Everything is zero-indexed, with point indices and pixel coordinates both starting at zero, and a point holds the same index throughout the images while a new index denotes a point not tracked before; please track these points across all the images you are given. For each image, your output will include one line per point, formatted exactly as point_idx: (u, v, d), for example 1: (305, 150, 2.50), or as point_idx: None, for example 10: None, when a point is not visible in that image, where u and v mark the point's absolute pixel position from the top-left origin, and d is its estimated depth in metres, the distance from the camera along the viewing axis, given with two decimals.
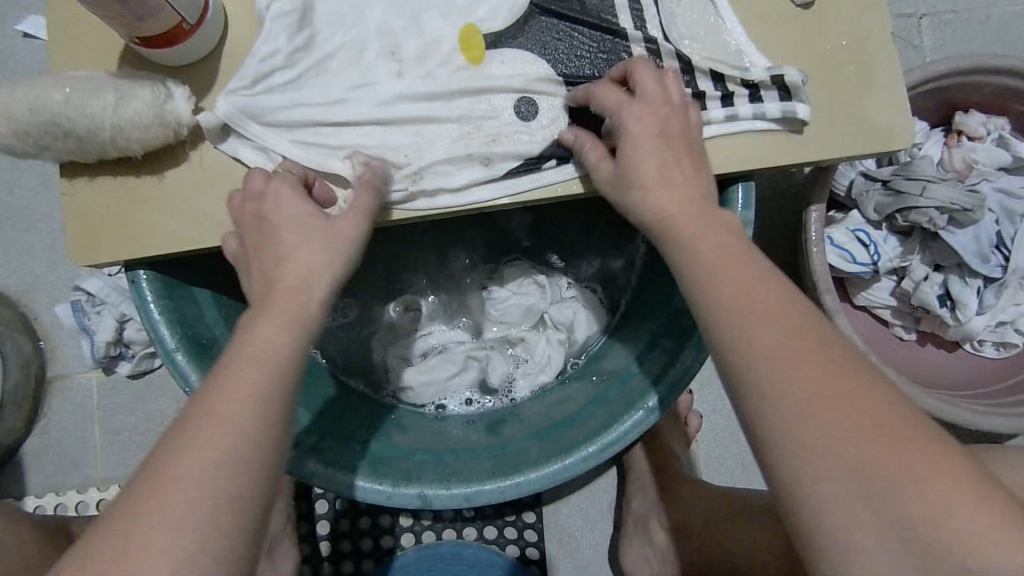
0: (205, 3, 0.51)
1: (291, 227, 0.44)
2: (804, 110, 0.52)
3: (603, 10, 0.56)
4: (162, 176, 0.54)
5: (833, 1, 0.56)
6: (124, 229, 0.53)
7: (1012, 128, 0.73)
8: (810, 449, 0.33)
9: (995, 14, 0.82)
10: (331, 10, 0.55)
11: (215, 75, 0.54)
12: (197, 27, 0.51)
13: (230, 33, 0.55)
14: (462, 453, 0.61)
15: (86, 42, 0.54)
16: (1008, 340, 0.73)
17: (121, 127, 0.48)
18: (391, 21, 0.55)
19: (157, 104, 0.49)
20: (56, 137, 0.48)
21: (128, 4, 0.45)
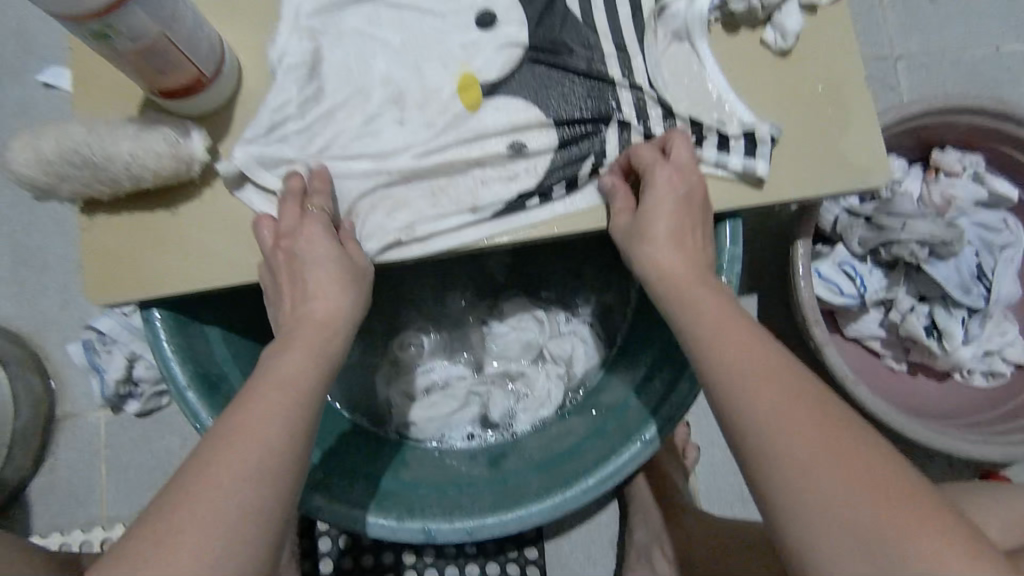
0: (221, 56, 0.55)
1: (330, 278, 0.48)
2: (763, 167, 0.56)
3: (593, 59, 0.59)
4: (178, 218, 0.56)
5: (808, 51, 0.59)
6: (139, 270, 0.56)
7: (987, 164, 0.76)
8: (810, 467, 0.35)
9: (966, 57, 0.87)
10: (340, 63, 0.58)
11: (228, 124, 0.57)
12: (214, 79, 0.54)
13: (244, 84, 0.58)
14: (464, 487, 0.62)
15: (108, 95, 0.58)
16: (996, 369, 0.75)
17: (136, 155, 0.51)
18: (395, 71, 0.59)
19: (173, 139, 0.53)
20: (73, 168, 0.51)
21: (151, 59, 0.48)
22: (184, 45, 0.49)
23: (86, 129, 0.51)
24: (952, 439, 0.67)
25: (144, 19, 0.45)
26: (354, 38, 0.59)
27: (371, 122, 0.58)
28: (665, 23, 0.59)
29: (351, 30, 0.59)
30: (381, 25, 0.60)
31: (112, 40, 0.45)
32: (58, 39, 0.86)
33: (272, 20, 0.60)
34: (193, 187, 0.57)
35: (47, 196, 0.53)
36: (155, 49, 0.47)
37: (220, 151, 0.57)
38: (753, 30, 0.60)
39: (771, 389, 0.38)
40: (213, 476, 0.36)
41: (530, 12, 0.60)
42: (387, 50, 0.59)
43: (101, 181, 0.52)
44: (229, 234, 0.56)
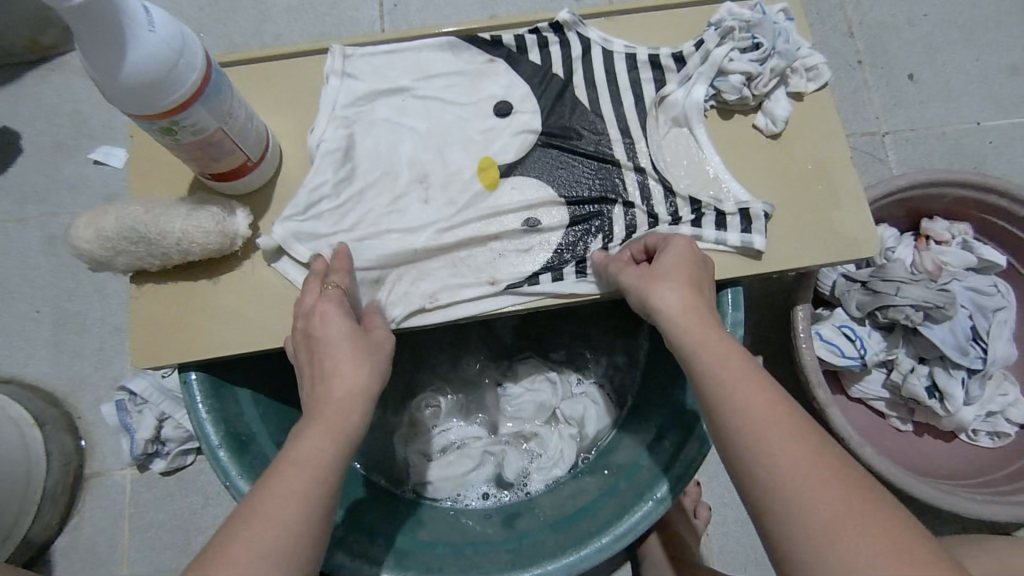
0: (266, 144, 0.61)
1: (346, 353, 0.49)
2: (760, 242, 0.60)
3: (600, 143, 0.65)
4: (219, 287, 0.61)
5: (798, 133, 0.65)
6: (181, 336, 0.60)
7: (975, 231, 0.80)
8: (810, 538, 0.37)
9: (950, 131, 0.93)
10: (370, 147, 0.65)
11: (268, 202, 0.63)
12: (258, 163, 0.60)
13: (284, 166, 0.64)
14: (480, 547, 0.64)
15: (161, 176, 0.64)
16: (1000, 429, 0.76)
17: (187, 232, 0.56)
18: (420, 154, 0.65)
19: (220, 217, 0.58)
20: (129, 244, 0.56)
21: (208, 148, 0.54)
22: (236, 136, 0.55)
23: (143, 209, 0.56)
24: (960, 498, 0.68)
25: (205, 116, 0.51)
26: (384, 125, 0.66)
27: (398, 201, 0.63)
28: (666, 110, 0.65)
29: (381, 117, 0.66)
30: (409, 113, 0.66)
31: (177, 134, 0.51)
32: (110, 121, 0.94)
33: (310, 110, 0.67)
34: (234, 259, 0.62)
35: (103, 268, 0.58)
36: (212, 140, 0.53)
37: (260, 227, 0.63)
38: (746, 115, 0.66)
39: (768, 452, 0.40)
40: (234, 553, 0.39)
41: (543, 102, 0.66)
42: (413, 135, 0.66)
43: (153, 255, 0.58)
44: (265, 302, 0.60)
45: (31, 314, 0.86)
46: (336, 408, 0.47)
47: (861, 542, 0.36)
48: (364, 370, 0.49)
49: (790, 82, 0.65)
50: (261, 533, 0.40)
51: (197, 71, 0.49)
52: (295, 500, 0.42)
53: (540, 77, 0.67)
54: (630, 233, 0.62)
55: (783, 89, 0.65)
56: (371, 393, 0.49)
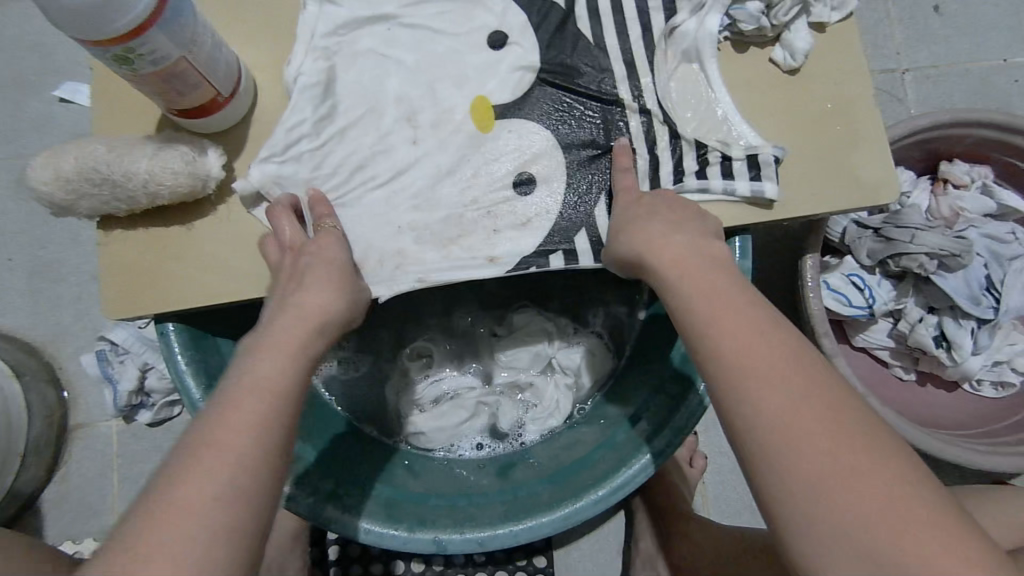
0: (238, 76, 0.56)
1: (324, 283, 0.49)
2: (772, 190, 0.56)
3: (602, 81, 0.60)
4: (193, 234, 0.57)
5: (817, 67, 0.60)
6: (153, 286, 0.56)
7: (995, 176, 0.76)
8: (779, 436, 0.37)
9: (974, 68, 0.87)
10: (353, 81, 0.59)
11: (244, 141, 0.58)
12: (230, 98, 0.55)
13: (260, 103, 0.59)
14: (474, 498, 0.63)
15: (126, 113, 0.59)
16: (1005, 378, 0.75)
17: (154, 173, 0.52)
18: (407, 90, 0.60)
19: (190, 157, 0.53)
20: (91, 186, 0.52)
21: (172, 80, 0.49)
22: (203, 67, 0.50)
23: (106, 148, 0.52)
24: (961, 449, 0.67)
25: (165, 42, 0.46)
26: (368, 57, 0.60)
27: (386, 142, 0.59)
28: (675, 43, 0.59)
29: (366, 47, 0.60)
30: (395, 42, 0.61)
31: (135, 64, 0.46)
32: (74, 54, 0.87)
33: (287, 40, 0.61)
34: (209, 204, 0.57)
35: (67, 213, 0.54)
36: (175, 71, 0.48)
37: (236, 168, 0.58)
38: (762, 48, 0.61)
39: (754, 393, 0.39)
40: (202, 457, 0.38)
41: (541, 33, 0.60)
42: (400, 69, 0.60)
43: (119, 199, 0.53)
44: (241, 253, 0.57)
45: (2, 262, 0.82)
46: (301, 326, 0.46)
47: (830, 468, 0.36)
48: (336, 292, 0.49)
49: (813, 12, 0.59)
50: (223, 473, 0.37)
51: None
52: (257, 443, 0.39)
53: (539, 5, 0.61)
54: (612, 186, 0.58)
55: (805, 19, 0.59)
56: (338, 315, 0.49)
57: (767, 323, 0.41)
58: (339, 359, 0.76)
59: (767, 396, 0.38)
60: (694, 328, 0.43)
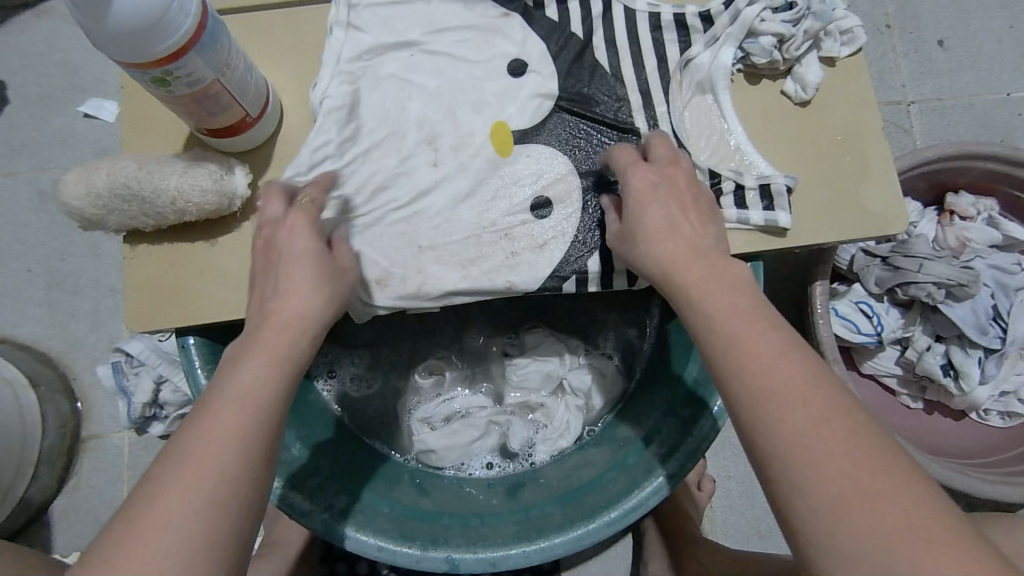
0: (266, 97, 0.57)
1: (300, 280, 0.47)
2: (785, 219, 0.58)
3: (619, 109, 0.61)
4: (218, 250, 0.58)
5: (827, 98, 0.62)
6: (176, 298, 0.57)
7: (1000, 207, 0.78)
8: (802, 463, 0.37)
9: (978, 102, 0.89)
10: (377, 102, 0.61)
11: (269, 158, 0.60)
12: (258, 118, 0.57)
13: (285, 123, 0.61)
14: (486, 518, 0.63)
15: (156, 130, 0.60)
16: (1013, 409, 0.75)
17: (183, 190, 0.53)
18: (429, 113, 0.62)
19: (217, 175, 0.55)
20: (122, 202, 0.53)
21: (205, 101, 0.51)
22: (234, 89, 0.52)
23: (137, 165, 0.53)
24: (968, 478, 0.68)
25: (202, 65, 0.48)
26: (391, 80, 0.62)
27: (408, 162, 0.60)
28: (690, 74, 0.61)
29: (389, 70, 0.62)
30: (418, 66, 0.63)
31: (171, 86, 0.48)
32: (100, 73, 0.89)
33: (313, 62, 0.63)
34: (233, 219, 0.59)
35: (93, 227, 0.55)
36: (208, 93, 0.50)
37: (261, 186, 0.60)
38: (774, 80, 0.62)
39: (780, 410, 0.39)
40: (190, 467, 0.38)
41: (560, 62, 0.62)
42: (423, 94, 0.62)
43: (147, 215, 0.55)
44: None
45: (22, 274, 0.83)
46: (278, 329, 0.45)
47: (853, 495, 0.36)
48: (312, 288, 0.47)
49: (823, 46, 0.61)
50: (202, 482, 0.37)
51: (194, 16, 0.45)
52: (233, 448, 0.39)
53: (558, 35, 0.63)
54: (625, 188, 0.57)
55: (816, 53, 0.62)
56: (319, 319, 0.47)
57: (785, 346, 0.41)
58: (351, 377, 0.77)
59: (787, 409, 0.39)
60: (720, 341, 0.43)
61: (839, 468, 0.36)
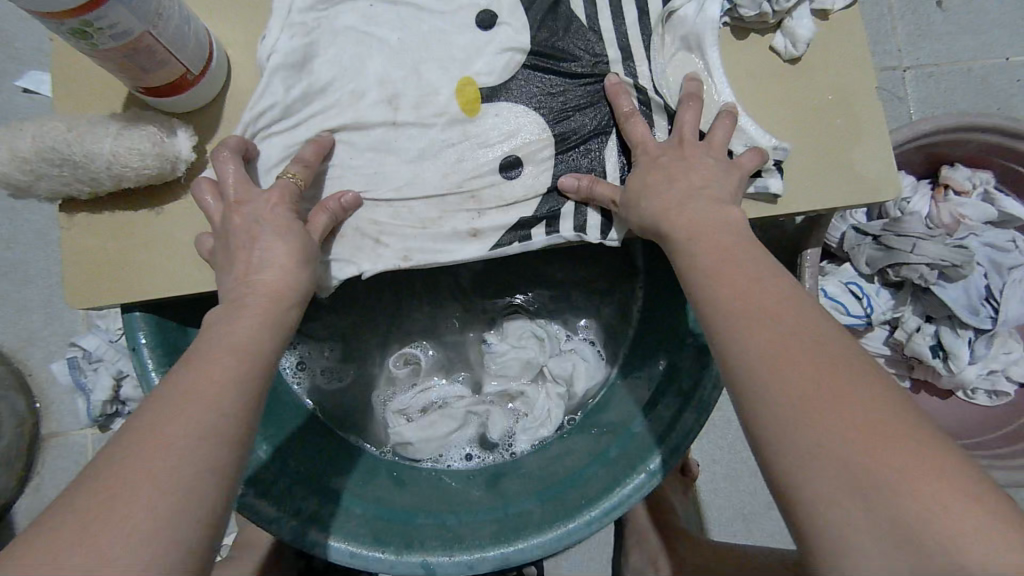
0: (209, 52, 0.52)
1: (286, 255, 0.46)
2: (776, 186, 0.54)
3: (598, 66, 0.56)
4: (161, 221, 0.54)
5: (819, 57, 0.57)
6: (119, 275, 0.53)
7: (996, 181, 0.75)
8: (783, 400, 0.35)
9: (976, 68, 0.85)
10: (332, 59, 0.56)
11: (216, 123, 0.55)
12: (201, 76, 0.52)
13: (233, 86, 0.56)
14: (463, 516, 0.61)
15: (90, 92, 0.55)
16: (1000, 387, 0.74)
17: (118, 155, 0.49)
18: (391, 71, 0.56)
19: (156, 139, 0.50)
20: (51, 167, 0.48)
21: (136, 56, 0.46)
22: (170, 43, 0.47)
23: (65, 126, 0.48)
24: None
25: (126, 15, 0.42)
26: (349, 36, 0.56)
27: (370, 138, 0.55)
28: (674, 28, 0.57)
29: (346, 25, 0.57)
30: (379, 21, 0.57)
31: (94, 39, 0.43)
32: (40, 43, 0.82)
33: (262, 26, 0.57)
34: (178, 188, 0.54)
35: (25, 195, 0.51)
36: (139, 47, 0.45)
37: (208, 153, 0.55)
38: (763, 35, 0.58)
39: (769, 357, 0.37)
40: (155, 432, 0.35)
41: (533, 13, 0.57)
42: (384, 48, 0.57)
43: (82, 181, 0.50)
44: None
45: None
46: (264, 306, 0.44)
47: (846, 430, 0.32)
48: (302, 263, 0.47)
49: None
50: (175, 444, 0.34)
51: None
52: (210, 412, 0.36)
53: None
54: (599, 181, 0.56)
55: (808, 5, 0.57)
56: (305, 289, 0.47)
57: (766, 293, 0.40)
58: (322, 369, 0.74)
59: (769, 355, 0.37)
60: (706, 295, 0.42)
61: (842, 404, 0.33)
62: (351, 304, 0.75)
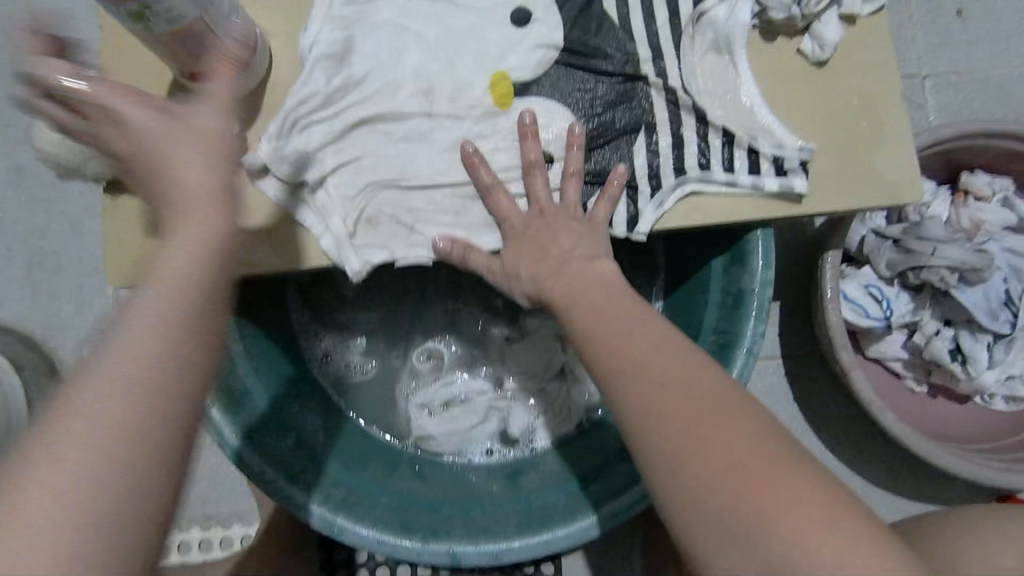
0: (254, 42, 0.54)
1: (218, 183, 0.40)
2: (801, 185, 0.56)
3: (628, 63, 0.58)
4: None
5: (845, 61, 0.59)
6: None
7: (1015, 188, 0.75)
8: (660, 447, 0.37)
9: (995, 77, 0.86)
10: (370, 52, 0.57)
11: (255, 111, 0.56)
12: (245, 63, 0.53)
13: (273, 77, 0.57)
14: (487, 507, 0.61)
15: (134, 78, 0.56)
16: (1018, 393, 0.74)
17: None
18: (427, 64, 0.58)
19: None
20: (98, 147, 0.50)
21: (186, 42, 0.47)
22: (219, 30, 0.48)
23: None
24: (976, 465, 0.67)
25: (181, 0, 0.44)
26: (386, 29, 0.58)
27: (404, 128, 0.57)
28: (703, 31, 0.58)
29: (384, 20, 0.58)
30: (416, 17, 0.59)
31: (148, 21, 0.44)
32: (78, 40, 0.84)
33: (303, 20, 0.58)
34: None
35: (71, 175, 0.52)
36: (190, 33, 0.47)
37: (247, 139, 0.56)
38: (791, 39, 0.59)
39: (646, 403, 0.39)
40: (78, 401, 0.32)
41: (566, 12, 0.59)
42: (420, 43, 0.58)
43: None
44: (245, 225, 0.55)
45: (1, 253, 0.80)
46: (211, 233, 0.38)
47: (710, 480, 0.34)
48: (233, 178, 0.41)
49: (843, 3, 0.58)
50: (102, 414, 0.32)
51: None
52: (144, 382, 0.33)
53: None
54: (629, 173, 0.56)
55: (835, 9, 0.58)
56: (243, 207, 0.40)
57: (644, 339, 0.42)
58: (347, 361, 0.75)
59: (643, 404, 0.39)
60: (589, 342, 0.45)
61: (703, 444, 0.35)
62: (375, 298, 0.75)
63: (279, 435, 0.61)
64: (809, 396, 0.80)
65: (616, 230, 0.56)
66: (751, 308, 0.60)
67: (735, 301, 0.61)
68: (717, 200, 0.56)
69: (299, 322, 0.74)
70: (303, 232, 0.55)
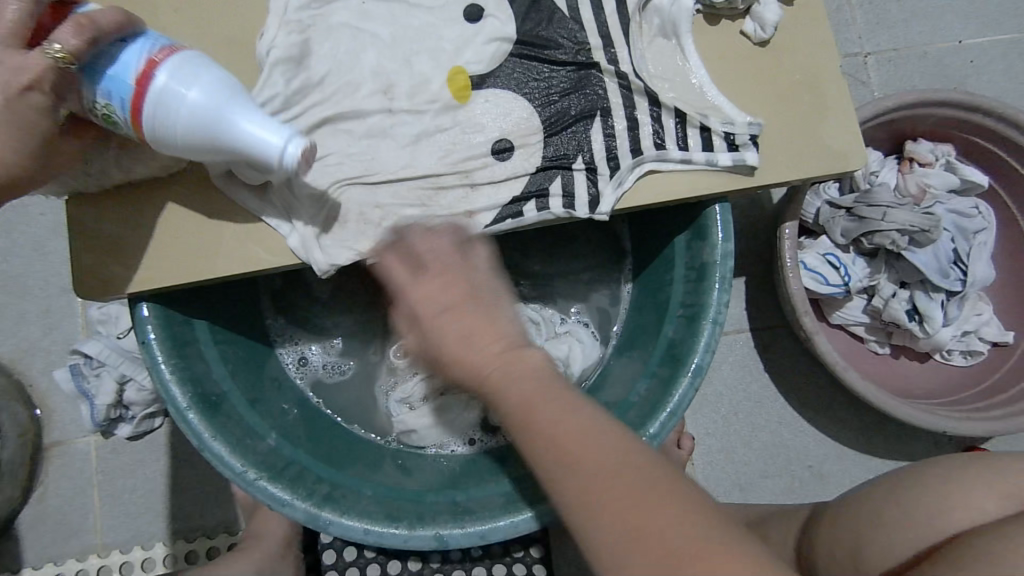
0: None
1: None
2: (752, 157, 0.58)
3: (580, 52, 0.60)
4: (167, 212, 0.56)
5: (786, 38, 0.61)
6: (127, 265, 0.55)
7: (957, 154, 0.79)
8: (571, 492, 0.39)
9: (932, 51, 0.90)
10: (327, 54, 0.58)
11: None
12: None
13: None
14: (471, 492, 0.62)
15: None
16: (974, 348, 0.78)
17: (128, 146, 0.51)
18: (384, 63, 0.59)
19: None
20: None
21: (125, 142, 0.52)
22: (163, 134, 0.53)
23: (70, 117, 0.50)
24: (938, 417, 0.70)
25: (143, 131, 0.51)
26: (342, 31, 0.59)
27: (365, 126, 0.58)
28: (650, 17, 0.60)
29: (340, 22, 0.59)
30: (370, 17, 0.60)
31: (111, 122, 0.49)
32: None
33: (257, 25, 0.59)
34: (183, 180, 0.56)
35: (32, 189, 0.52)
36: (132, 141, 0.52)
37: None
38: (734, 21, 0.62)
39: (551, 451, 0.40)
40: None
41: (517, 5, 0.60)
42: (376, 42, 0.59)
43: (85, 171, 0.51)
44: (213, 230, 0.55)
45: None
46: None
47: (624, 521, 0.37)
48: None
49: None
50: None
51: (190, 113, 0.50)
52: None
53: None
54: (588, 157, 0.58)
55: None
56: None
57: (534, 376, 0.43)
58: (324, 363, 0.75)
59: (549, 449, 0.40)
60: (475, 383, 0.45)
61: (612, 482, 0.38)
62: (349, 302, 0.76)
63: (255, 431, 0.61)
64: (778, 365, 0.83)
65: (577, 211, 0.57)
66: (714, 281, 0.62)
67: (699, 274, 0.63)
68: (673, 177, 0.58)
69: (274, 327, 0.74)
70: (270, 233, 0.56)
